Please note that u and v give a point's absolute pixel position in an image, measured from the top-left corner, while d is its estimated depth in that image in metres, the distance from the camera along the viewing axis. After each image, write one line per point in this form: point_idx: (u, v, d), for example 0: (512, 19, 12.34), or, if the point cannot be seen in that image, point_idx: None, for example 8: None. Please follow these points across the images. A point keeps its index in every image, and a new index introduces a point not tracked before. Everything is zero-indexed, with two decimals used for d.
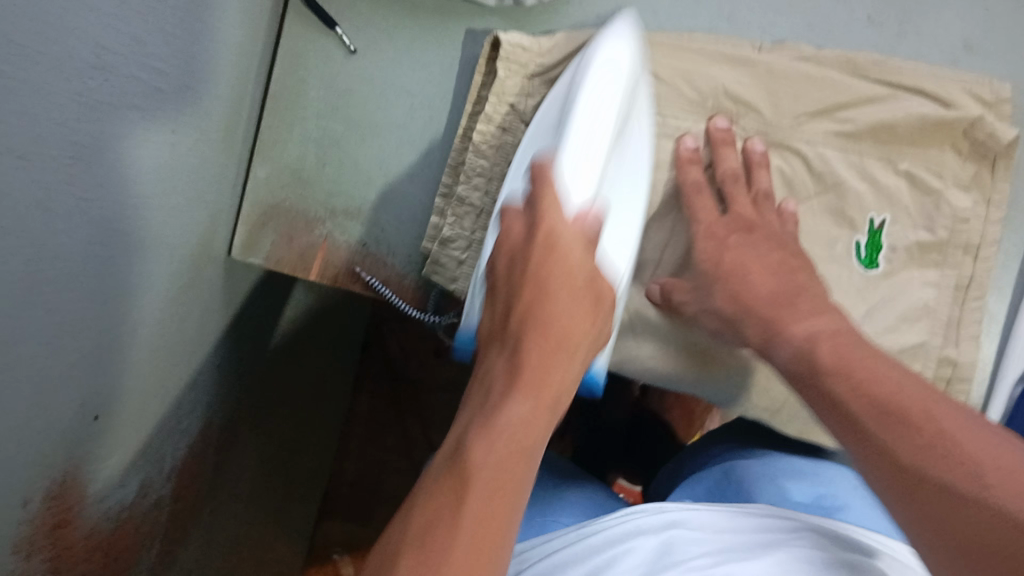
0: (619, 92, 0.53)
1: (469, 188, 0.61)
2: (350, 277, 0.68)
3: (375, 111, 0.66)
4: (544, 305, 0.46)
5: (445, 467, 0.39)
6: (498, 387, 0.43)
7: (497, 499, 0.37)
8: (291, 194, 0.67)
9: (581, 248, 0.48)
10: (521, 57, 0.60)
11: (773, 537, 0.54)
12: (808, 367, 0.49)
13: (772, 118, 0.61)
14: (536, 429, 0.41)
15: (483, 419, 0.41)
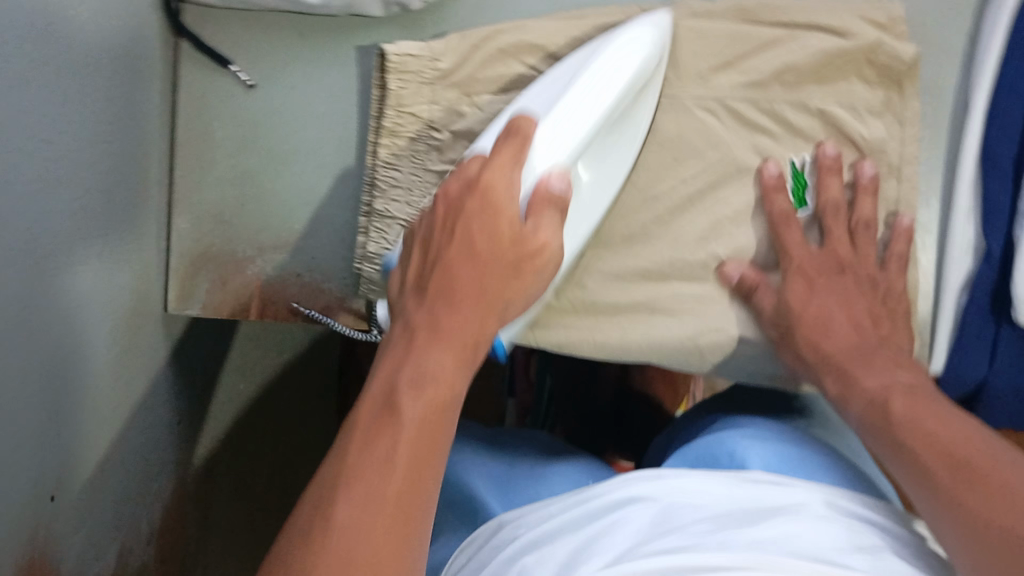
0: (630, 73, 0.54)
1: (387, 202, 0.61)
2: (290, 314, 0.67)
3: (285, 140, 0.65)
4: (474, 262, 0.48)
5: (377, 406, 0.43)
6: (423, 338, 0.46)
7: (426, 440, 0.41)
8: (217, 239, 0.66)
9: (515, 205, 0.50)
10: (413, 66, 0.58)
11: (779, 500, 0.53)
12: (881, 418, 0.51)
13: (676, 80, 0.61)
14: (456, 384, 0.45)
15: (411, 365, 0.44)
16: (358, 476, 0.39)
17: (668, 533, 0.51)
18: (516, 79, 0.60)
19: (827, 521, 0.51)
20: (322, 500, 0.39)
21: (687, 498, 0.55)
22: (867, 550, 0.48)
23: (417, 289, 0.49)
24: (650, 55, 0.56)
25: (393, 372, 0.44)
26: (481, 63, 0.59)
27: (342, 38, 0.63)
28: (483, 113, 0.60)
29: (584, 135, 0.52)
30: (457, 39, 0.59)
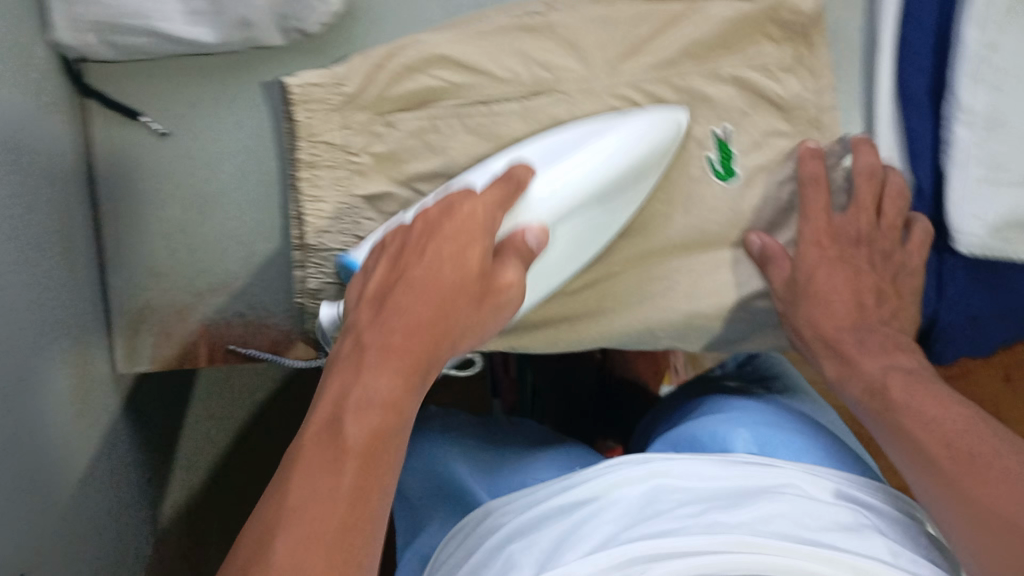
0: (631, 151, 0.56)
1: (317, 234, 0.60)
2: (235, 355, 0.67)
3: (206, 184, 0.64)
4: (427, 289, 0.47)
5: (320, 432, 0.41)
6: (373, 352, 0.45)
7: (369, 474, 0.40)
8: (154, 290, 0.65)
9: (480, 239, 0.50)
10: (317, 93, 0.58)
11: (762, 481, 0.54)
12: (881, 399, 0.55)
13: (586, 71, 0.60)
14: (407, 405, 0.44)
15: (357, 390, 0.43)
16: (292, 505, 0.38)
17: (656, 515, 0.52)
18: (425, 91, 0.59)
19: (809, 505, 0.52)
20: (259, 526, 0.38)
21: (672, 478, 0.56)
22: (847, 532, 0.49)
23: (373, 299, 0.48)
24: (653, 137, 0.57)
25: (338, 387, 0.43)
26: (388, 81, 0.59)
27: (250, 71, 0.63)
28: (399, 130, 0.60)
29: (574, 198, 0.55)
30: (360, 60, 0.58)
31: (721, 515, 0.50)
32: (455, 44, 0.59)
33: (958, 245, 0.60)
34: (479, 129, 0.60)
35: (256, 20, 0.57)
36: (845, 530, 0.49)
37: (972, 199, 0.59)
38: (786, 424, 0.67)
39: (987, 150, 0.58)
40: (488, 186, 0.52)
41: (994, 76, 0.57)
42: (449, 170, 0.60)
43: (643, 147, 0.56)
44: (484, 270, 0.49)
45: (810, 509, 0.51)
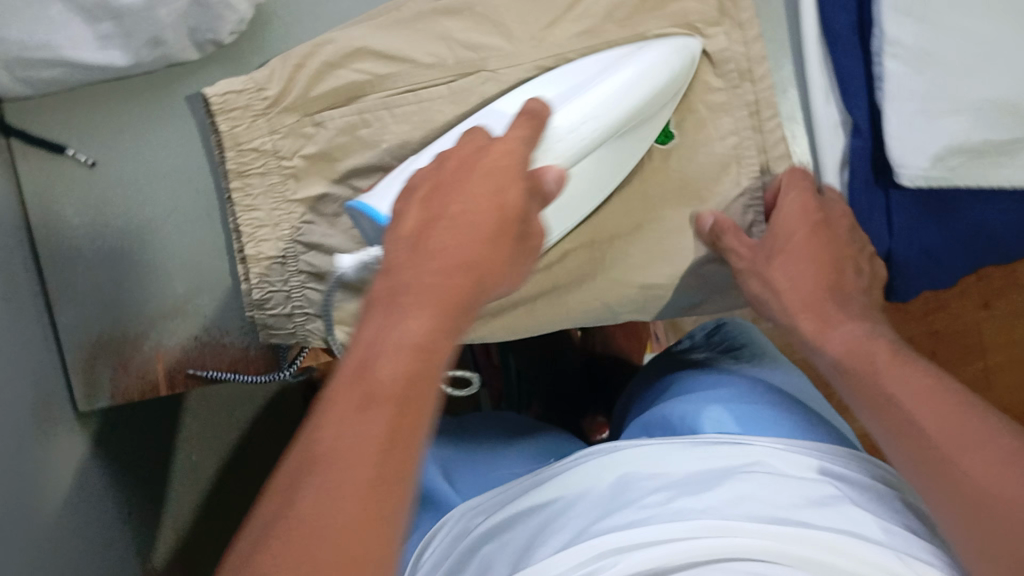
0: (656, 83, 0.54)
1: (256, 243, 0.59)
2: (194, 378, 0.65)
3: (141, 209, 0.63)
4: (460, 228, 0.44)
5: (349, 380, 0.38)
6: (405, 293, 0.41)
7: (407, 423, 0.37)
8: (104, 324, 0.63)
9: (512, 183, 0.46)
10: (237, 101, 0.57)
11: (732, 461, 0.53)
12: (868, 385, 0.52)
13: (513, 47, 0.59)
14: (443, 350, 0.40)
15: (387, 335, 0.39)
16: (326, 451, 0.35)
17: (625, 506, 0.51)
18: (349, 87, 0.59)
19: (780, 482, 0.51)
20: (294, 471, 0.35)
21: (642, 467, 0.55)
22: (815, 508, 0.49)
23: (406, 237, 0.44)
24: (674, 75, 0.56)
25: (372, 332, 0.40)
26: (310, 80, 0.58)
27: (170, 87, 0.62)
28: (328, 129, 0.59)
29: (591, 138, 0.52)
30: (279, 64, 0.58)
31: (690, 500, 0.50)
32: (376, 35, 0.58)
33: (901, 180, 0.60)
34: (410, 117, 0.59)
35: (168, 35, 0.57)
36: (815, 506, 0.49)
37: (908, 130, 0.59)
38: (755, 396, 0.66)
39: (921, 82, 0.58)
40: (515, 122, 0.49)
41: (917, 5, 0.57)
42: (385, 163, 0.59)
43: (664, 84, 0.55)
44: (518, 210, 0.46)
45: (778, 483, 0.51)
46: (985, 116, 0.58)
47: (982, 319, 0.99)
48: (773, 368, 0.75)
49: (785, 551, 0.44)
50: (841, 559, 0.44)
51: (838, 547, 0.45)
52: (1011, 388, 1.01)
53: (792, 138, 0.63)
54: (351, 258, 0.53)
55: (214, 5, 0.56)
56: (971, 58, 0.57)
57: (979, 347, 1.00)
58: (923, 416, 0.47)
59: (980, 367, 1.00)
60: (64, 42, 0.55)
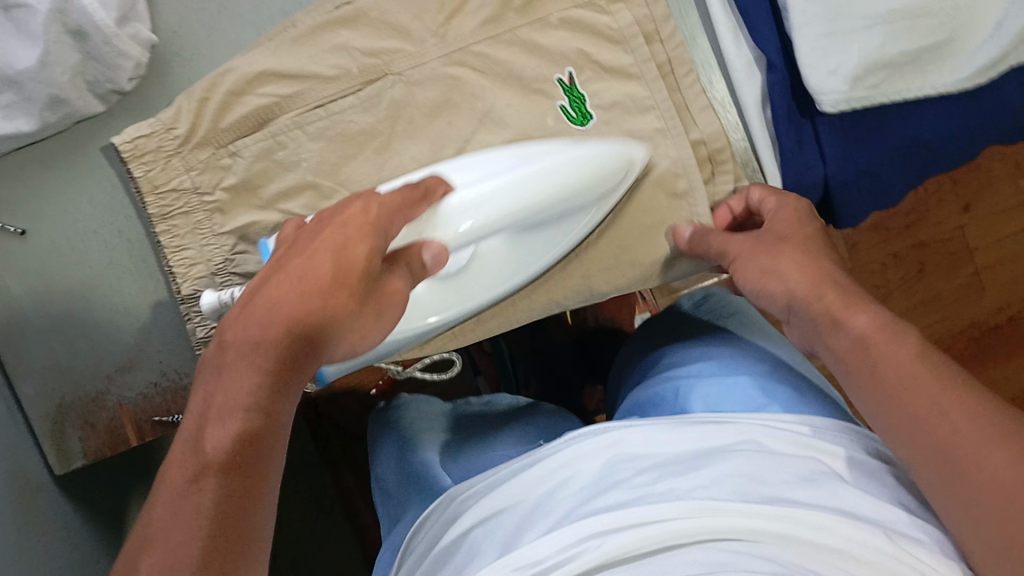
0: (573, 179, 0.54)
1: (193, 281, 0.60)
2: (162, 425, 0.65)
3: (80, 268, 0.62)
4: (295, 284, 0.40)
5: (180, 454, 0.34)
6: (237, 348, 0.37)
7: (244, 493, 0.33)
8: (66, 387, 0.62)
9: (363, 239, 0.43)
10: (148, 145, 0.56)
11: (720, 438, 0.50)
12: (866, 363, 0.43)
13: (416, 47, 0.58)
14: (282, 411, 0.36)
15: (220, 396, 0.35)
16: (159, 529, 0.31)
17: (613, 486, 0.47)
18: (259, 112, 0.58)
19: (769, 458, 0.47)
20: (131, 552, 0.32)
21: (631, 443, 0.51)
22: (805, 485, 0.45)
23: (242, 300, 0.40)
24: (603, 169, 0.56)
25: (203, 395, 0.36)
26: (217, 112, 0.57)
27: (84, 143, 0.62)
28: (244, 158, 0.59)
29: (489, 217, 0.52)
30: (184, 100, 0.57)
31: (680, 479, 0.46)
32: (272, 58, 0.57)
33: (824, 107, 0.59)
34: (325, 133, 0.59)
35: (68, 90, 0.57)
36: (805, 482, 0.45)
37: (825, 56, 0.58)
38: (743, 364, 0.63)
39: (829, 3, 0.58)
40: (389, 192, 0.48)
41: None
42: (308, 181, 0.60)
43: (584, 183, 0.55)
44: (357, 273, 0.42)
45: (769, 457, 0.47)
46: (895, 28, 0.58)
47: (963, 224, 0.99)
48: (761, 326, 0.72)
49: (777, 530, 0.41)
50: (833, 540, 0.41)
51: (827, 527, 0.42)
52: (1005, 285, 1.01)
53: (709, 83, 0.64)
54: (212, 297, 0.56)
55: (107, 54, 0.57)
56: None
57: (968, 251, 0.99)
58: (915, 403, 0.41)
59: (970, 272, 1.00)
60: None
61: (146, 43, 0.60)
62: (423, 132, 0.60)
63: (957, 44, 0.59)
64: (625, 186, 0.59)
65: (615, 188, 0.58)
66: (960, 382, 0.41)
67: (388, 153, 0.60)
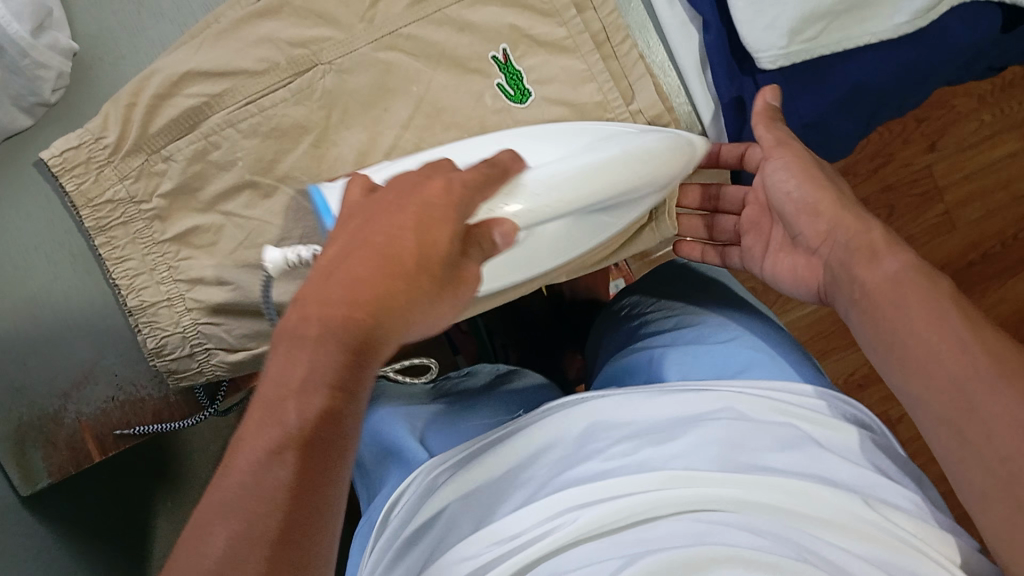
0: (636, 167, 0.52)
1: (139, 292, 0.58)
2: (124, 438, 0.64)
3: (23, 285, 0.61)
4: (376, 256, 0.35)
5: (260, 424, 0.31)
6: (321, 320, 0.33)
7: (317, 476, 0.31)
8: (23, 408, 0.61)
9: (452, 212, 0.38)
10: (78, 155, 0.55)
11: (701, 406, 0.46)
12: (891, 303, 0.44)
13: (345, 33, 0.57)
14: (359, 390, 0.33)
15: (299, 372, 0.32)
16: (223, 504, 0.30)
17: (589, 457, 0.45)
18: (189, 114, 0.56)
19: (750, 425, 0.45)
20: (201, 517, 0.30)
21: (611, 408, 0.47)
22: (785, 451, 0.43)
23: (324, 262, 0.36)
24: (666, 155, 0.54)
25: (280, 361, 0.33)
26: (146, 117, 0.56)
27: (14, 160, 0.60)
28: (178, 161, 0.57)
29: (556, 202, 0.49)
30: (111, 108, 0.56)
31: (657, 449, 0.44)
32: (196, 58, 0.56)
33: (762, 65, 0.59)
34: (260, 129, 0.57)
35: None
36: (787, 449, 0.43)
37: (757, 10, 0.58)
38: (727, 331, 0.61)
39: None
40: (470, 168, 0.42)
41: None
42: (247, 181, 0.58)
43: (645, 167, 0.52)
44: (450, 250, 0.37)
45: (758, 426, 0.45)
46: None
47: (929, 163, 0.98)
48: (736, 288, 0.70)
49: (756, 498, 0.40)
50: (811, 508, 0.40)
51: (805, 492, 0.40)
52: (977, 220, 1.01)
53: (648, 46, 0.63)
54: (277, 254, 0.52)
55: (26, 66, 0.56)
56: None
57: (937, 189, 0.99)
58: (929, 346, 0.41)
59: (940, 210, 1.00)
60: None
61: (67, 51, 0.59)
62: (362, 121, 0.59)
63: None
64: (677, 181, 0.57)
65: (668, 183, 0.56)
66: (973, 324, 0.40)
67: (327, 145, 0.59)
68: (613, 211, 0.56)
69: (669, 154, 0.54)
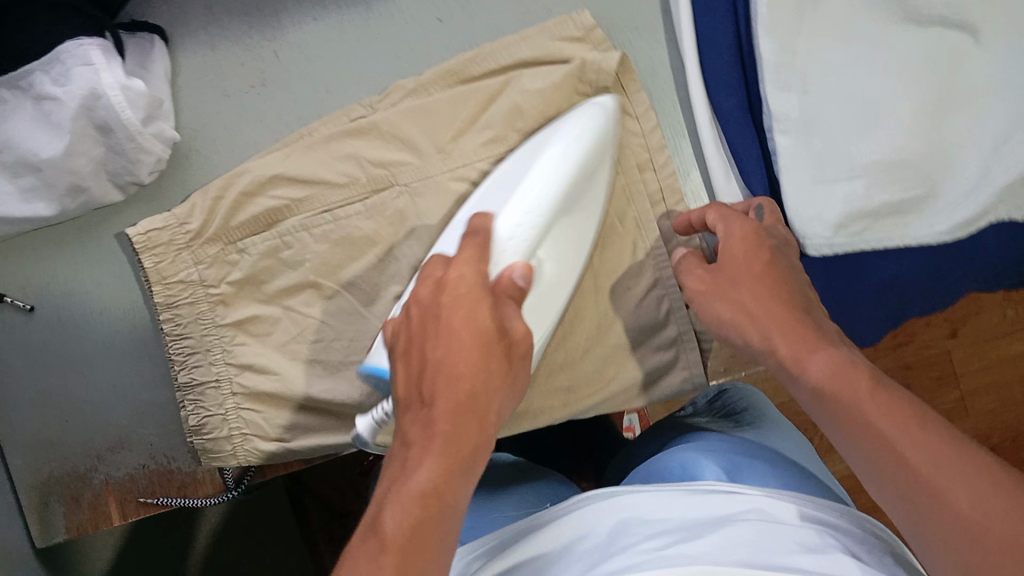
0: (589, 138, 0.54)
1: (191, 371, 0.61)
2: (146, 508, 0.64)
3: (80, 347, 0.64)
4: (453, 359, 0.41)
5: (365, 541, 0.37)
6: (417, 441, 0.40)
7: (417, 563, 0.36)
8: (54, 461, 0.63)
9: (483, 306, 0.44)
10: (161, 237, 0.60)
11: (725, 510, 0.48)
12: (840, 394, 0.44)
13: (421, 161, 0.61)
14: (454, 485, 0.39)
15: (394, 492, 0.38)
16: None
17: (622, 551, 0.46)
18: (268, 213, 0.61)
19: (772, 530, 0.46)
20: None
21: (642, 507, 0.49)
22: (807, 555, 0.44)
23: (410, 381, 0.43)
24: (590, 129, 0.54)
25: (386, 490, 0.39)
26: (229, 211, 0.60)
27: (98, 228, 0.64)
28: (251, 254, 0.61)
29: (538, 220, 0.50)
30: (199, 198, 0.60)
31: (686, 545, 0.44)
32: (283, 165, 0.60)
33: (808, 250, 0.62)
34: (331, 236, 0.61)
35: (89, 181, 0.61)
36: (809, 551, 0.44)
37: (807, 198, 0.62)
38: (753, 455, 0.62)
39: (809, 150, 0.62)
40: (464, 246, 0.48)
41: (796, 77, 0.62)
42: (309, 282, 0.62)
43: (596, 139, 0.54)
44: (500, 325, 0.43)
45: (782, 534, 0.46)
46: (876, 179, 0.62)
47: (949, 347, 1.01)
48: (763, 419, 0.71)
49: None
50: None
51: None
52: (988, 412, 1.04)
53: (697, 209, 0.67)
54: None
55: (129, 149, 0.61)
56: (857, 125, 0.62)
57: (953, 375, 1.02)
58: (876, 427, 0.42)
59: (954, 395, 1.02)
60: None
61: (169, 140, 0.63)
62: (429, 240, 0.61)
63: (938, 198, 0.63)
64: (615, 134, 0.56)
65: (610, 141, 0.56)
66: (923, 415, 0.42)
67: (389, 257, 0.62)
68: (592, 195, 0.56)
69: (582, 121, 0.55)
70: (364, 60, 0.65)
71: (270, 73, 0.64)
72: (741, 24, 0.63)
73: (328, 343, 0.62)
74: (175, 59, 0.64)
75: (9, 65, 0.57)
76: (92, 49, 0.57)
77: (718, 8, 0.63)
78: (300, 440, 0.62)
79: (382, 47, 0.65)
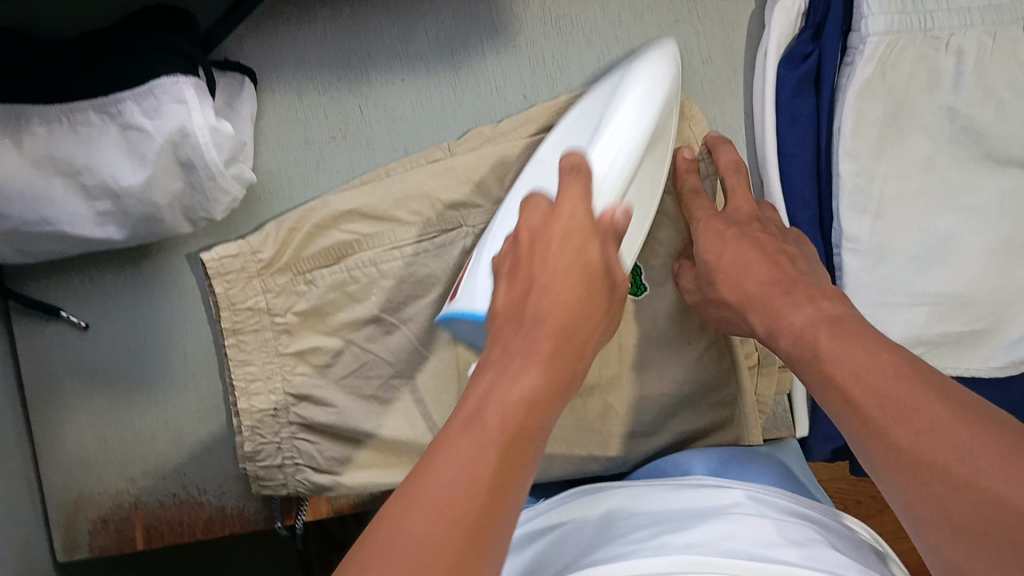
0: (649, 104, 0.54)
1: (253, 398, 0.61)
2: (170, 537, 0.64)
3: (135, 371, 0.64)
4: (558, 298, 0.43)
5: (463, 422, 0.37)
6: (526, 353, 0.40)
7: (518, 463, 0.36)
8: (89, 480, 0.64)
9: (597, 241, 0.46)
10: (235, 264, 0.61)
11: (717, 501, 0.47)
12: (807, 351, 0.47)
13: (492, 206, 0.63)
14: (551, 406, 0.39)
15: (501, 389, 0.38)
16: (436, 492, 0.33)
17: (610, 541, 0.45)
18: (339, 246, 0.62)
19: (765, 521, 0.44)
20: (398, 504, 0.33)
21: (630, 508, 0.49)
22: (795, 548, 0.41)
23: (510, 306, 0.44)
24: (656, 78, 0.56)
25: (483, 391, 0.38)
26: (302, 242, 0.62)
27: (170, 253, 0.65)
28: (318, 286, 0.62)
29: (623, 171, 0.52)
30: (274, 229, 0.62)
31: (676, 534, 0.43)
32: (360, 198, 0.62)
33: None
34: (397, 272, 0.63)
35: (163, 212, 0.61)
36: (795, 545, 0.42)
37: (863, 262, 0.64)
38: (744, 451, 0.60)
39: (875, 272, 0.64)
40: (573, 178, 0.49)
41: (869, 202, 0.64)
42: (372, 316, 0.62)
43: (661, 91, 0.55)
44: (605, 265, 0.45)
45: (771, 520, 0.44)
46: (940, 308, 0.64)
47: None
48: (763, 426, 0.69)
49: None
50: None
51: None
52: None
53: None
54: None
55: (208, 188, 0.61)
56: (925, 261, 0.64)
57: None
58: (861, 382, 0.42)
59: None
60: (65, 220, 0.59)
61: (245, 182, 0.63)
62: None
63: (998, 333, 0.65)
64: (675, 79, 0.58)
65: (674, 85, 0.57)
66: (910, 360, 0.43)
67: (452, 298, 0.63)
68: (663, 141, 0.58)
69: (641, 68, 0.57)
70: (445, 118, 0.68)
71: (354, 127, 0.67)
72: (821, 145, 0.66)
73: (387, 380, 0.62)
74: (264, 104, 0.67)
75: (103, 91, 0.57)
76: (187, 87, 0.57)
77: (789, 84, 0.66)
78: (352, 475, 0.62)
79: (462, 105, 0.68)
